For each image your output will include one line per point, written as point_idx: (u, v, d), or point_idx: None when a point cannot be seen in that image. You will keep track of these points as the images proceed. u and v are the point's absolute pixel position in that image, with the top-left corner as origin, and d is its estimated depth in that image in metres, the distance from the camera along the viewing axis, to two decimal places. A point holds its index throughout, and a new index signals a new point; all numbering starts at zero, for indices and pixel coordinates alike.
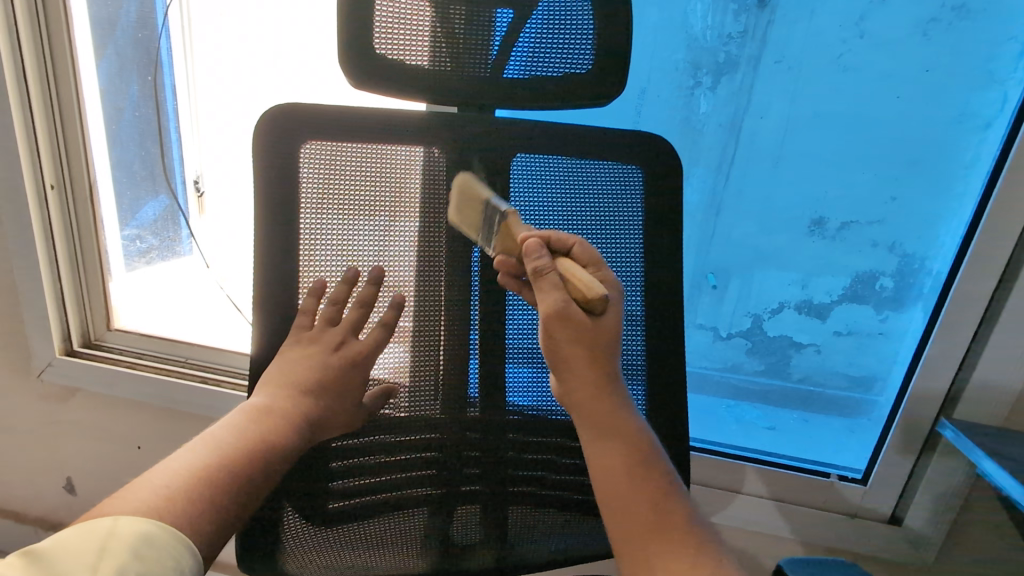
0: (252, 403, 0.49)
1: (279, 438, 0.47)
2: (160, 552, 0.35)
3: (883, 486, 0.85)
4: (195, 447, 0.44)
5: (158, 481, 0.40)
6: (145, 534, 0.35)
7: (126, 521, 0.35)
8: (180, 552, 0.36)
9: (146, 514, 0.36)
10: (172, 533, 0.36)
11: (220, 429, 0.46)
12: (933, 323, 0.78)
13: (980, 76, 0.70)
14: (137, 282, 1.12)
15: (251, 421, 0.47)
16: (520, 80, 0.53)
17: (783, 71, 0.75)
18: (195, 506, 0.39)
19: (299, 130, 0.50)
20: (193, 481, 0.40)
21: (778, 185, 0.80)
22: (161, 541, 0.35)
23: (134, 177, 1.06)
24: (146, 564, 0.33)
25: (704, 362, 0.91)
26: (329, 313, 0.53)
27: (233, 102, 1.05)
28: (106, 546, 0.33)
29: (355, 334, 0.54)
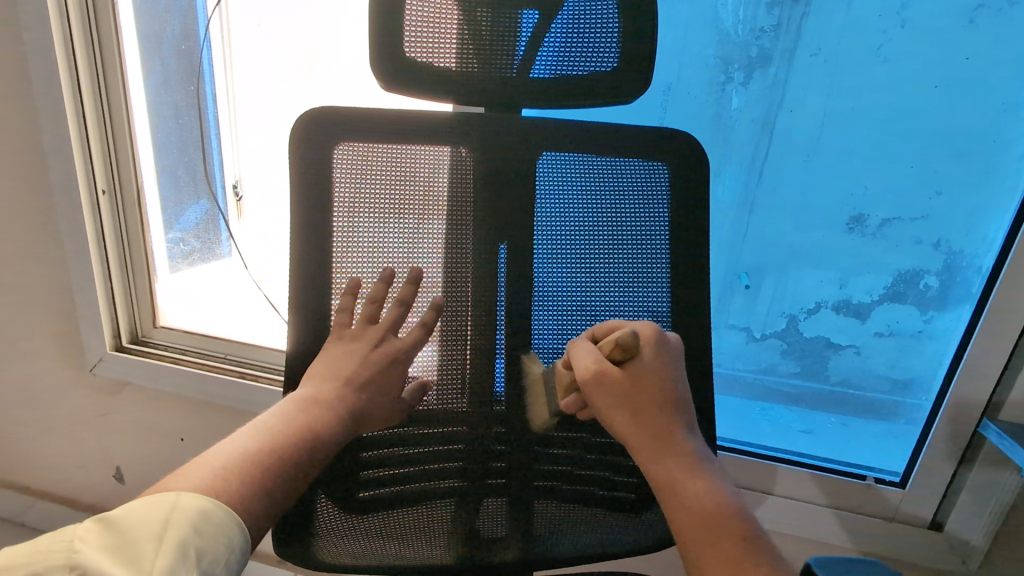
0: (298, 393, 0.50)
1: (324, 429, 0.48)
2: (216, 527, 0.37)
3: (923, 491, 0.82)
4: (249, 432, 0.46)
5: (213, 462, 0.42)
6: (205, 509, 0.37)
7: (187, 496, 0.37)
8: (233, 529, 0.38)
9: (203, 492, 0.38)
10: (227, 512, 0.38)
11: (270, 417, 0.48)
12: (977, 322, 0.75)
13: None
14: (181, 283, 1.17)
15: (299, 410, 0.48)
16: (547, 79, 0.53)
17: (820, 64, 0.73)
18: (248, 489, 0.41)
19: (333, 132, 0.52)
20: (243, 466, 0.42)
21: (816, 181, 0.78)
22: (217, 517, 0.37)
23: (178, 182, 1.11)
24: (203, 539, 0.35)
25: (737, 363, 0.89)
26: (368, 313, 0.54)
27: (269, 110, 1.11)
28: (170, 517, 0.35)
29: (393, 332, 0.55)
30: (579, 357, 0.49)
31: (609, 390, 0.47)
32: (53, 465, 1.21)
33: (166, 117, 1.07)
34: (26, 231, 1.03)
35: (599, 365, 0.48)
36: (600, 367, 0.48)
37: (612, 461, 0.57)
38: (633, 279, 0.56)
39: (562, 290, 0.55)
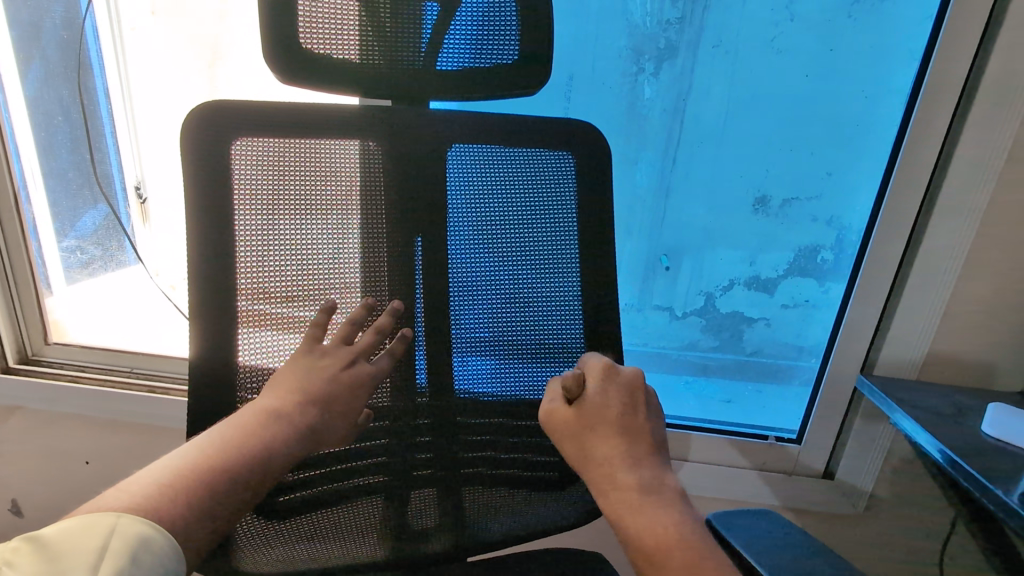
0: (259, 403, 0.47)
1: (279, 441, 0.45)
2: (154, 556, 0.34)
3: (815, 444, 0.91)
4: (208, 446, 0.42)
5: (158, 480, 0.39)
6: (145, 536, 0.34)
7: (127, 521, 0.34)
8: (170, 560, 0.35)
9: (142, 514, 0.36)
10: (167, 538, 0.35)
11: (227, 428, 0.44)
12: (850, 289, 0.83)
13: (902, 56, 0.75)
14: (81, 295, 1.09)
15: (260, 425, 0.45)
16: (453, 72, 0.54)
17: (720, 56, 0.78)
18: (190, 509, 0.38)
19: (229, 125, 0.49)
20: (189, 484, 0.39)
21: (722, 167, 0.83)
22: (157, 544, 0.34)
23: (70, 185, 1.02)
24: (142, 568, 0.33)
25: (663, 341, 0.94)
26: (340, 333, 0.53)
27: (168, 107, 0.99)
28: (106, 543, 0.32)
29: (366, 359, 0.53)
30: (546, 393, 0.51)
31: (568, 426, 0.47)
32: None
33: (52, 117, 0.99)
34: None
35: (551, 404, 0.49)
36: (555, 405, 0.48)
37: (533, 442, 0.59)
38: (548, 266, 0.57)
39: (478, 279, 0.57)
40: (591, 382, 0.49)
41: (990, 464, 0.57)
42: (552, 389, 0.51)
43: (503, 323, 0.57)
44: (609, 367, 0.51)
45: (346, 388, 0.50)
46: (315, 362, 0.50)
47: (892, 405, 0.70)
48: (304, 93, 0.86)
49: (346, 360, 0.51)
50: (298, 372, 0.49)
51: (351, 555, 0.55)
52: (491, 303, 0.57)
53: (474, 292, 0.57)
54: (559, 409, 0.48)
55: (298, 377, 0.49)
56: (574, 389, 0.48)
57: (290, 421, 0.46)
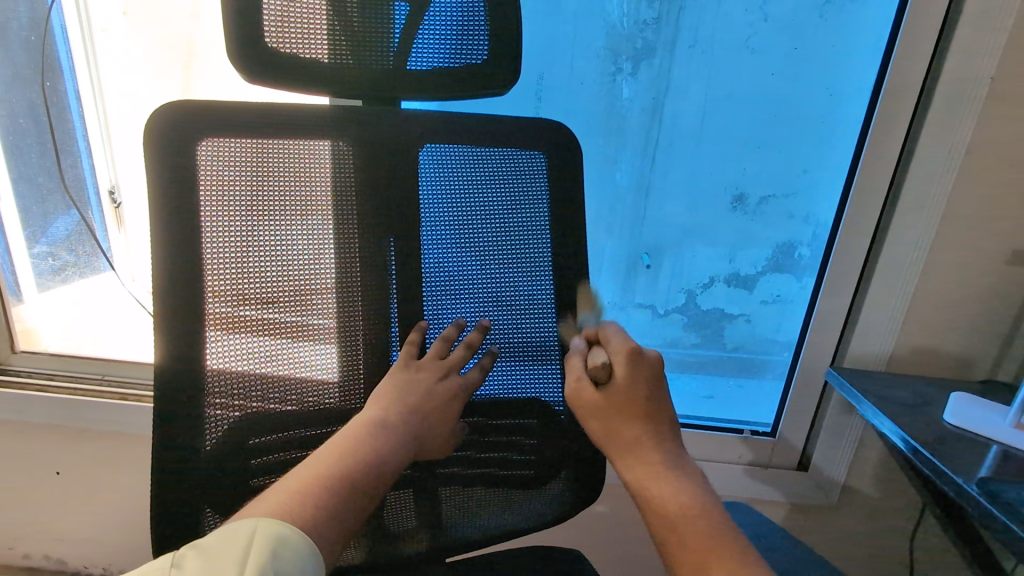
0: (364, 413, 0.50)
1: (388, 452, 0.48)
2: (294, 552, 0.38)
3: (789, 436, 0.92)
4: (331, 454, 0.46)
5: (296, 485, 0.43)
6: (281, 534, 0.38)
7: (266, 522, 0.38)
8: (308, 554, 0.38)
9: (280, 516, 0.40)
10: (302, 536, 0.39)
11: (348, 437, 0.47)
12: (819, 284, 0.85)
13: (869, 55, 0.77)
14: (51, 301, 1.07)
15: (370, 433, 0.48)
16: (424, 71, 0.53)
17: (697, 56, 0.79)
18: (324, 511, 0.42)
19: (195, 126, 0.49)
20: (318, 489, 0.43)
21: (699, 165, 0.84)
22: (293, 541, 0.38)
23: (40, 190, 1.00)
24: (282, 563, 0.37)
25: (646, 339, 0.95)
26: (433, 347, 0.56)
27: (140, 109, 0.97)
28: (251, 542, 0.37)
29: (457, 373, 0.56)
30: (569, 370, 0.53)
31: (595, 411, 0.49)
32: None
33: (18, 120, 0.97)
34: None
35: (578, 384, 0.51)
36: (580, 384, 0.51)
37: (508, 442, 0.59)
38: (523, 265, 0.57)
39: (453, 279, 0.57)
40: (617, 363, 0.50)
41: (951, 452, 0.58)
42: (577, 368, 0.53)
43: (479, 322, 0.57)
44: (635, 348, 0.51)
45: None
46: (414, 375, 0.53)
47: (858, 397, 0.71)
48: (281, 95, 0.85)
49: (439, 373, 0.54)
50: (396, 381, 0.52)
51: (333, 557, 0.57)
52: (467, 303, 0.57)
53: (450, 292, 0.57)
54: (586, 392, 0.50)
55: None
56: (600, 373, 0.50)
57: (394, 430, 0.49)
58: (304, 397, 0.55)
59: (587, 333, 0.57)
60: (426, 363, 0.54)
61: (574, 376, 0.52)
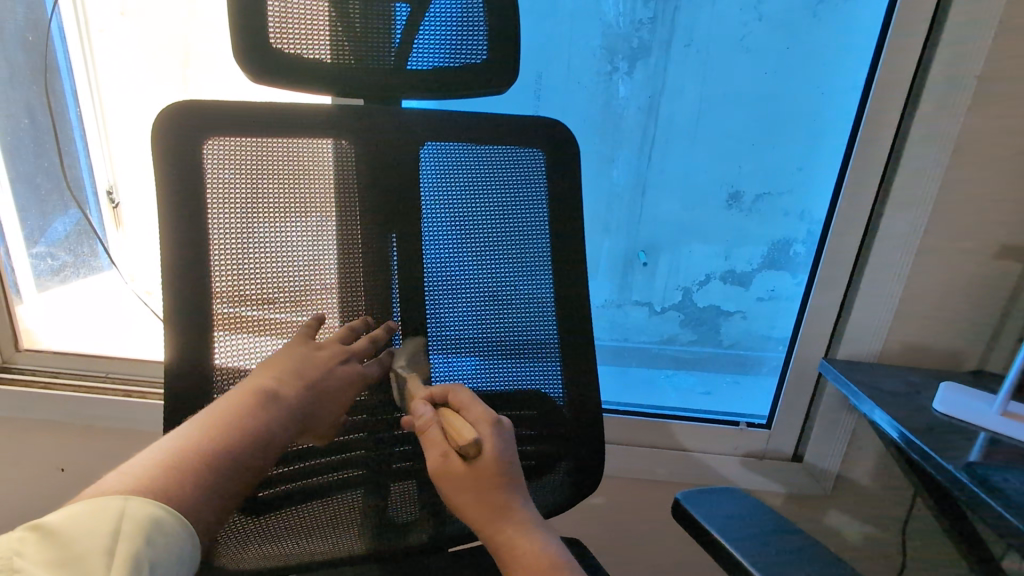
0: (249, 387, 0.47)
1: (275, 427, 0.46)
2: (167, 537, 0.35)
3: (785, 428, 0.93)
4: (204, 427, 0.43)
5: (164, 461, 0.39)
6: (155, 517, 0.35)
7: (137, 504, 0.35)
8: (181, 538, 0.36)
9: (149, 493, 0.36)
10: (175, 518, 0.36)
11: (230, 409, 0.45)
12: (813, 280, 0.86)
13: (859, 55, 0.78)
14: (50, 302, 1.07)
15: (257, 407, 0.46)
16: (425, 71, 0.54)
17: (691, 55, 0.80)
18: (201, 488, 0.39)
19: (202, 126, 0.50)
20: (195, 462, 0.40)
21: (695, 163, 0.86)
22: (168, 524, 0.35)
23: (38, 190, 1.01)
24: (156, 549, 0.33)
25: (642, 336, 0.97)
26: (337, 333, 0.54)
27: (139, 110, 0.98)
28: (120, 527, 0.33)
29: (359, 359, 0.54)
30: (429, 444, 0.48)
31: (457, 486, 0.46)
32: None
33: (17, 119, 0.97)
34: None
35: (445, 457, 0.46)
36: (445, 460, 0.46)
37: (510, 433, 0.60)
38: (521, 262, 0.59)
39: (455, 277, 0.58)
40: (484, 437, 0.47)
41: (941, 440, 0.60)
42: (438, 442, 0.47)
43: (477, 317, 0.58)
44: (499, 425, 0.49)
45: (334, 382, 0.51)
46: (311, 353, 0.52)
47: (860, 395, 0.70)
48: (282, 94, 0.86)
49: (340, 355, 0.52)
50: (293, 357, 0.51)
51: (331, 551, 0.58)
52: (466, 299, 0.58)
53: (450, 289, 0.58)
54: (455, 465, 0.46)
55: (287, 365, 0.50)
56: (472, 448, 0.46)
57: (287, 406, 0.48)
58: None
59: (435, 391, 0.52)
60: (329, 344, 0.53)
61: (439, 452, 0.47)
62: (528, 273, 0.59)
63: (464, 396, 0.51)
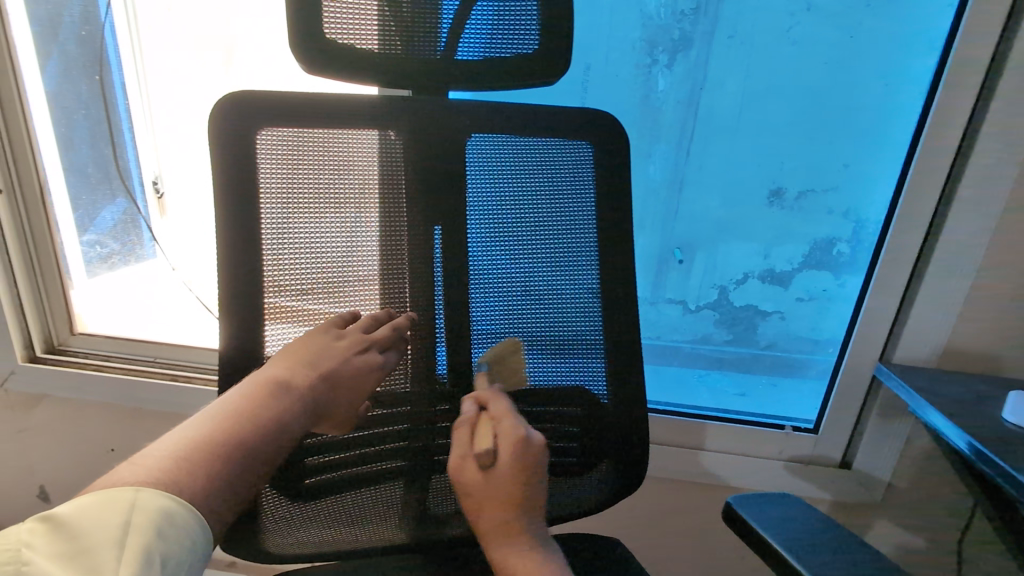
0: (267, 374, 0.50)
1: (286, 417, 0.48)
2: (179, 529, 0.36)
3: (834, 434, 0.89)
4: (219, 418, 0.45)
5: (176, 450, 0.41)
6: (166, 509, 0.36)
7: (148, 495, 0.37)
8: (194, 529, 0.37)
9: (161, 485, 0.38)
10: (188, 509, 0.38)
11: (242, 401, 0.47)
12: (869, 281, 0.83)
13: (920, 44, 0.74)
14: (98, 288, 1.09)
15: (268, 397, 0.48)
16: (474, 61, 0.54)
17: (735, 47, 0.78)
18: (207, 481, 0.41)
19: (253, 117, 0.50)
20: (206, 453, 0.42)
21: (739, 158, 0.83)
22: (179, 516, 0.37)
23: (87, 179, 1.03)
24: (166, 542, 0.35)
25: (676, 335, 0.95)
26: (365, 321, 0.55)
27: (186, 101, 1.01)
28: (130, 520, 0.35)
29: (379, 349, 0.53)
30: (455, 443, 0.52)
31: (477, 487, 0.51)
32: None
33: (71, 112, 0.99)
34: None
35: (462, 460, 0.51)
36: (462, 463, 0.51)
37: (551, 427, 0.60)
38: (560, 257, 0.58)
39: (498, 272, 0.57)
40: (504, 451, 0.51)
41: (1014, 452, 0.56)
42: (462, 442, 0.52)
43: (510, 312, 0.58)
44: (520, 441, 0.51)
45: (358, 375, 0.52)
46: (331, 342, 0.53)
47: (923, 403, 0.67)
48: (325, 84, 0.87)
49: (362, 343, 0.52)
50: (312, 348, 0.52)
51: (385, 539, 0.59)
52: (501, 292, 0.57)
53: (493, 284, 0.57)
54: (468, 470, 0.51)
55: (308, 356, 0.52)
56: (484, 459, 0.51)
57: (297, 396, 0.50)
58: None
59: (480, 394, 0.56)
60: (349, 333, 0.53)
61: (459, 452, 0.52)
62: (572, 268, 0.58)
63: (499, 407, 0.54)
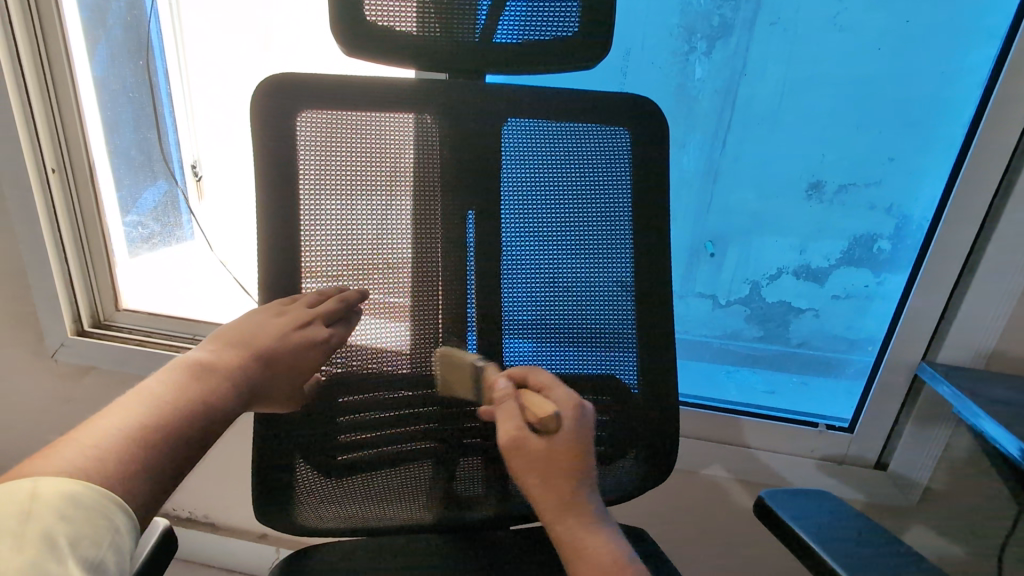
0: (190, 359, 0.48)
1: (217, 397, 0.46)
2: (88, 510, 0.34)
3: (870, 435, 0.87)
4: (137, 404, 0.42)
5: (104, 444, 0.38)
6: (71, 494, 0.34)
7: (48, 482, 0.34)
8: (108, 510, 0.35)
9: (70, 474, 0.36)
10: (99, 492, 0.36)
11: (162, 388, 0.44)
12: (914, 277, 0.79)
13: (977, 31, 0.71)
14: (141, 268, 1.13)
15: (191, 378, 0.46)
16: (512, 45, 0.53)
17: (777, 34, 0.75)
18: (127, 465, 0.38)
19: (294, 100, 0.51)
20: (127, 438, 0.39)
21: (779, 149, 0.80)
22: (87, 499, 0.35)
23: (131, 162, 1.06)
24: (74, 524, 0.33)
25: (704, 329, 0.92)
26: (308, 296, 0.53)
27: (227, 85, 1.04)
28: (29, 509, 0.32)
29: (325, 322, 0.52)
30: (503, 417, 0.50)
31: (533, 461, 0.47)
32: (12, 454, 1.17)
33: (116, 95, 1.02)
34: None
35: (522, 431, 0.48)
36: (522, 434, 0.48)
37: None
38: (591, 244, 0.57)
39: (530, 259, 0.57)
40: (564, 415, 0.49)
41: None
42: (511, 412, 0.50)
43: (535, 299, 0.58)
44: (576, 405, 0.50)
45: (299, 351, 0.51)
46: (270, 318, 0.51)
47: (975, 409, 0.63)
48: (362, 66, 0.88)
49: (301, 320, 0.51)
50: (250, 330, 0.51)
51: (414, 516, 0.61)
52: (527, 279, 0.57)
53: (524, 271, 0.57)
54: (530, 441, 0.47)
55: (242, 338, 0.51)
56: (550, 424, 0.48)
57: (226, 375, 0.48)
58: (365, 365, 0.57)
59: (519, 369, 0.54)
60: (291, 308, 0.52)
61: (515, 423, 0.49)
62: (605, 257, 0.57)
63: (544, 377, 0.53)
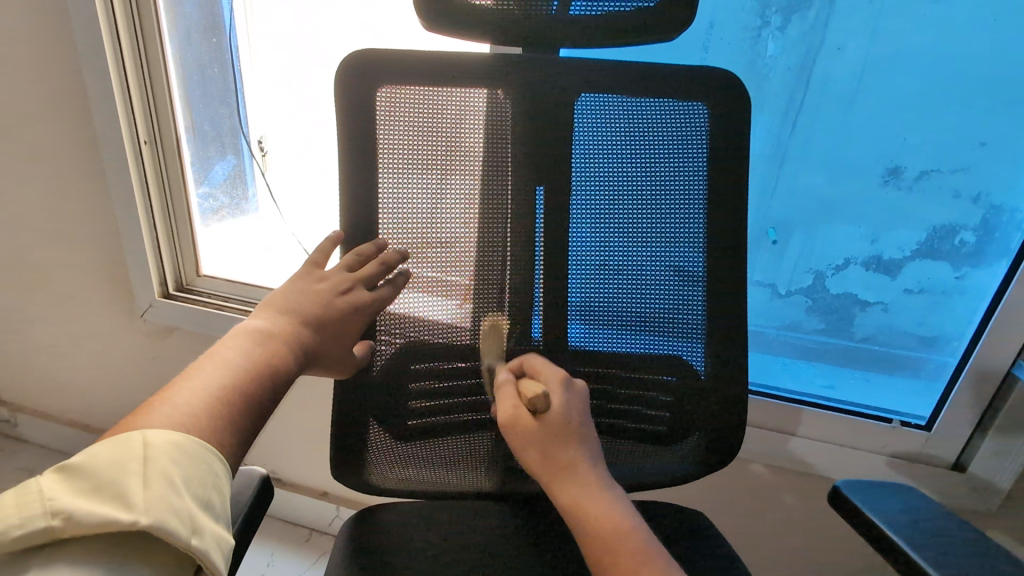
0: (247, 323, 0.51)
1: (280, 360, 0.49)
2: (193, 455, 0.38)
3: (950, 433, 0.82)
4: (212, 370, 0.45)
5: (194, 404, 0.42)
6: (177, 441, 0.38)
7: (156, 432, 0.38)
8: (208, 455, 0.39)
9: (172, 425, 0.39)
10: (199, 442, 0.39)
11: (228, 353, 0.48)
12: (1014, 269, 0.73)
13: None
14: (217, 237, 1.20)
15: (252, 343, 0.49)
16: (586, 17, 0.53)
17: (865, 5, 0.70)
18: (217, 423, 0.42)
19: (373, 74, 0.52)
20: (215, 402, 0.43)
21: (859, 131, 0.76)
22: (191, 446, 0.38)
23: (205, 138, 1.12)
24: (185, 467, 0.37)
25: (763, 319, 0.89)
26: (342, 261, 0.55)
27: (293, 58, 1.05)
28: (146, 454, 0.36)
29: (366, 286, 0.55)
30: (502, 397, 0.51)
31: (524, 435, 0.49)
32: (104, 405, 1.28)
33: (193, 73, 1.07)
34: (72, 181, 1.07)
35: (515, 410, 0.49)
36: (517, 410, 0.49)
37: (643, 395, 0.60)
38: (653, 223, 0.57)
39: (592, 238, 0.57)
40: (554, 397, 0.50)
41: None
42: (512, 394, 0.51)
43: (596, 279, 0.58)
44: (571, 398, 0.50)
45: (343, 316, 0.54)
46: (311, 285, 0.56)
47: None
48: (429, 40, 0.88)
49: (343, 286, 0.55)
50: (297, 295, 0.55)
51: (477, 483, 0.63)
52: (587, 259, 0.57)
53: (586, 250, 0.57)
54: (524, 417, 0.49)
55: (290, 306, 0.54)
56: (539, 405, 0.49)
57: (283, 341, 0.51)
58: (431, 336, 0.58)
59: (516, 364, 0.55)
60: (331, 275, 0.56)
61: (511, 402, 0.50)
62: (673, 238, 0.57)
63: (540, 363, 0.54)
